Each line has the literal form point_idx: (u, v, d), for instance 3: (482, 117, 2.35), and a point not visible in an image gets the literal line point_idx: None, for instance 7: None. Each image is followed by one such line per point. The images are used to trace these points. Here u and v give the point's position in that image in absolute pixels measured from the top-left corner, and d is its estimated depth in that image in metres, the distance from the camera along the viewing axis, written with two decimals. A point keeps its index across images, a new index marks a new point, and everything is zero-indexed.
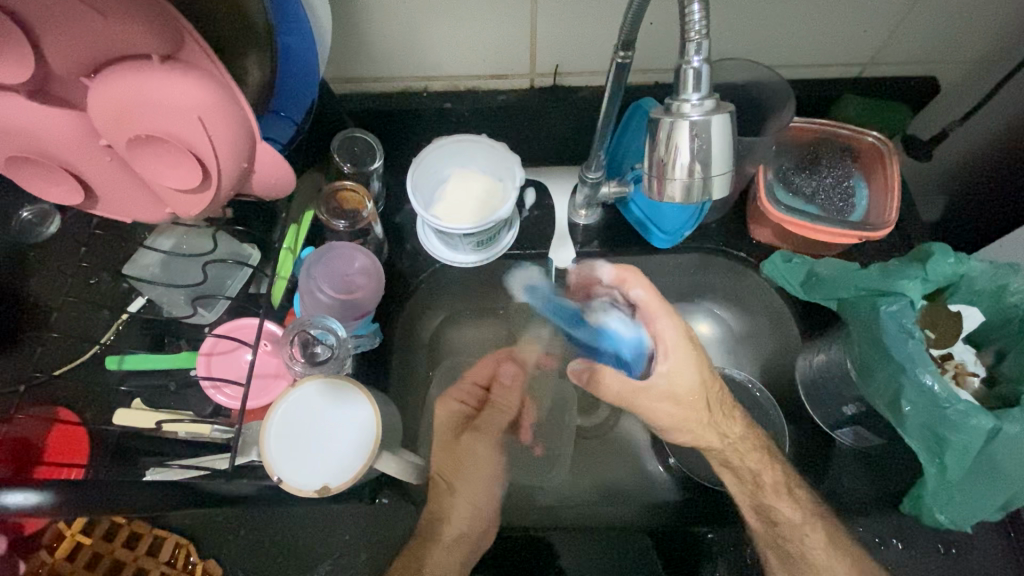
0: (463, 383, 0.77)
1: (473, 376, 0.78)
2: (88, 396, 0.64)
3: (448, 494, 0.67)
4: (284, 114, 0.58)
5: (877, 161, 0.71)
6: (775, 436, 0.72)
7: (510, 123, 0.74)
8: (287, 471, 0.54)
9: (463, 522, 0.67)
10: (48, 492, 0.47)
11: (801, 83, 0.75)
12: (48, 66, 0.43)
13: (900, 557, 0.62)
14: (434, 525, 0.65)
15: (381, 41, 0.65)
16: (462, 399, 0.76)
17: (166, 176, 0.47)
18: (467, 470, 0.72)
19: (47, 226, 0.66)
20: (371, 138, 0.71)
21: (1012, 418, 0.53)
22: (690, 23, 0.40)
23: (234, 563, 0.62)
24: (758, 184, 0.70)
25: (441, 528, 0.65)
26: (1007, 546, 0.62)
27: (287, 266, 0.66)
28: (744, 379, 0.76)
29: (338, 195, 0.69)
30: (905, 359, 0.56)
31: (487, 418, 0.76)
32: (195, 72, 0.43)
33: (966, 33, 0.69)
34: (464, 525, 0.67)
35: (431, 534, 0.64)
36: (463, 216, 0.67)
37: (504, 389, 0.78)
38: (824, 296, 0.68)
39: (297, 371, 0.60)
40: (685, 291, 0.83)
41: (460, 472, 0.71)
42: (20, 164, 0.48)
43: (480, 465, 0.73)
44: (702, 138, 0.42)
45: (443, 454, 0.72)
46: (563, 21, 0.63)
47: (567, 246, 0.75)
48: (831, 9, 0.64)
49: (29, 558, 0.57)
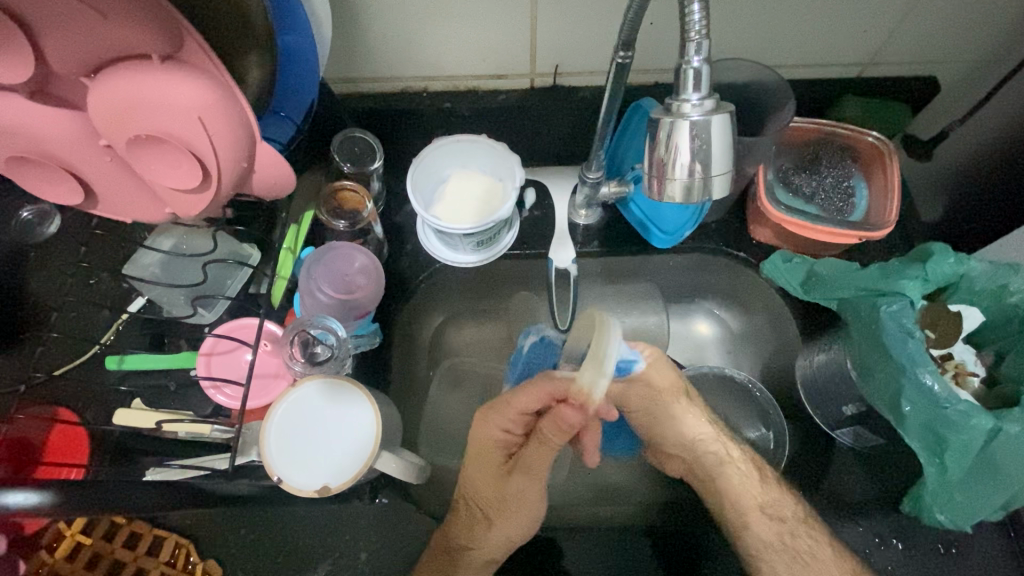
0: (509, 410, 0.65)
1: (519, 405, 0.64)
2: (88, 396, 0.64)
3: (484, 524, 0.64)
4: (283, 114, 0.58)
5: (877, 161, 0.71)
6: (776, 436, 0.72)
7: (510, 123, 0.74)
8: (288, 471, 0.54)
9: (496, 549, 0.64)
10: (48, 492, 0.47)
11: (801, 83, 0.75)
12: (48, 66, 0.43)
13: (900, 557, 0.62)
14: (460, 548, 0.63)
15: (381, 41, 0.65)
16: (507, 429, 0.67)
17: (166, 176, 0.47)
18: (508, 509, 0.65)
19: (47, 226, 0.66)
20: (371, 138, 0.70)
21: (1012, 418, 0.53)
22: (690, 23, 0.40)
23: (234, 563, 0.62)
24: (758, 183, 0.70)
25: (471, 553, 0.63)
26: (1007, 546, 0.62)
27: (287, 266, 0.66)
28: (745, 379, 0.76)
29: (338, 195, 0.69)
30: (905, 359, 0.56)
31: (530, 459, 0.65)
32: (195, 71, 0.43)
33: (966, 33, 0.69)
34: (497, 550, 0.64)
35: (453, 551, 0.62)
36: (463, 216, 0.67)
37: (557, 429, 0.61)
38: (824, 296, 0.67)
39: (297, 370, 0.60)
40: (685, 290, 0.83)
41: (501, 508, 0.65)
42: (20, 165, 0.48)
43: (523, 509, 0.65)
44: (702, 138, 0.42)
45: (483, 487, 0.66)
46: (563, 21, 0.63)
47: (567, 247, 0.73)
48: (831, 9, 0.65)
49: (29, 559, 0.57)
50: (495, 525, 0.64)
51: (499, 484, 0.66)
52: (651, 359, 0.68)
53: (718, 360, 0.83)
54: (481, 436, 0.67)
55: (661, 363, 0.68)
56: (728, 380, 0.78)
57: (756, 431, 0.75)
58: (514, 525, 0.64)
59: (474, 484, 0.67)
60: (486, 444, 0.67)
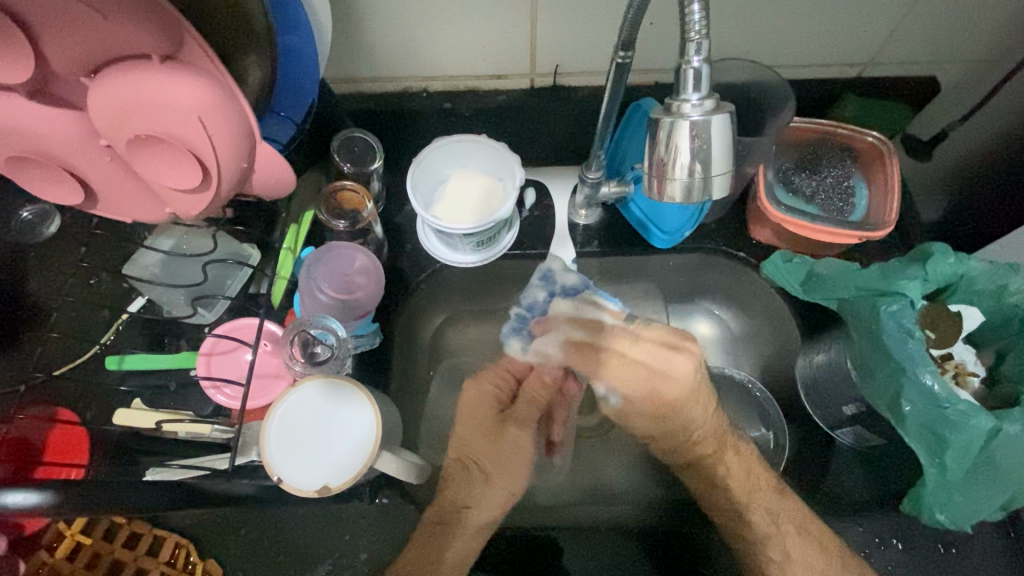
0: (498, 370, 0.74)
1: (508, 364, 0.74)
2: (88, 396, 0.64)
3: (480, 481, 0.68)
4: (284, 115, 0.58)
5: (877, 161, 0.71)
6: (777, 436, 0.73)
7: (510, 123, 0.74)
8: (288, 471, 0.54)
9: (491, 508, 0.67)
10: (48, 492, 0.47)
11: (801, 83, 0.75)
12: (49, 66, 0.43)
13: (901, 557, 0.62)
14: (457, 509, 0.65)
15: (381, 42, 0.65)
16: (498, 385, 0.73)
17: (166, 177, 0.47)
18: (505, 464, 0.69)
19: (47, 226, 0.66)
20: (371, 138, 0.70)
21: (1012, 418, 0.53)
22: (689, 23, 0.40)
23: (234, 563, 0.62)
24: (758, 183, 0.70)
25: (468, 514, 0.65)
26: (1008, 547, 0.62)
27: (287, 266, 0.66)
28: (744, 379, 0.78)
29: (338, 195, 0.69)
30: (905, 359, 0.56)
31: (523, 417, 0.71)
32: (195, 72, 0.43)
33: (966, 34, 0.69)
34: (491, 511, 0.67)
35: (451, 515, 0.64)
36: (463, 216, 0.67)
37: (540, 385, 0.72)
38: (824, 296, 0.67)
39: (297, 370, 0.60)
40: (685, 291, 0.83)
41: (496, 462, 0.69)
42: (20, 165, 0.48)
43: (514, 465, 0.70)
44: (702, 138, 0.42)
45: (479, 443, 0.70)
46: (563, 21, 0.63)
47: (567, 247, 0.75)
48: (831, 9, 0.64)
49: (29, 559, 0.57)
50: (491, 478, 0.68)
51: (493, 440, 0.70)
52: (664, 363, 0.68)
53: (718, 360, 0.82)
54: (472, 400, 0.72)
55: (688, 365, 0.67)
56: (728, 380, 0.79)
57: (754, 430, 0.75)
58: (507, 484, 0.69)
59: (466, 445, 0.70)
60: (477, 405, 0.71)
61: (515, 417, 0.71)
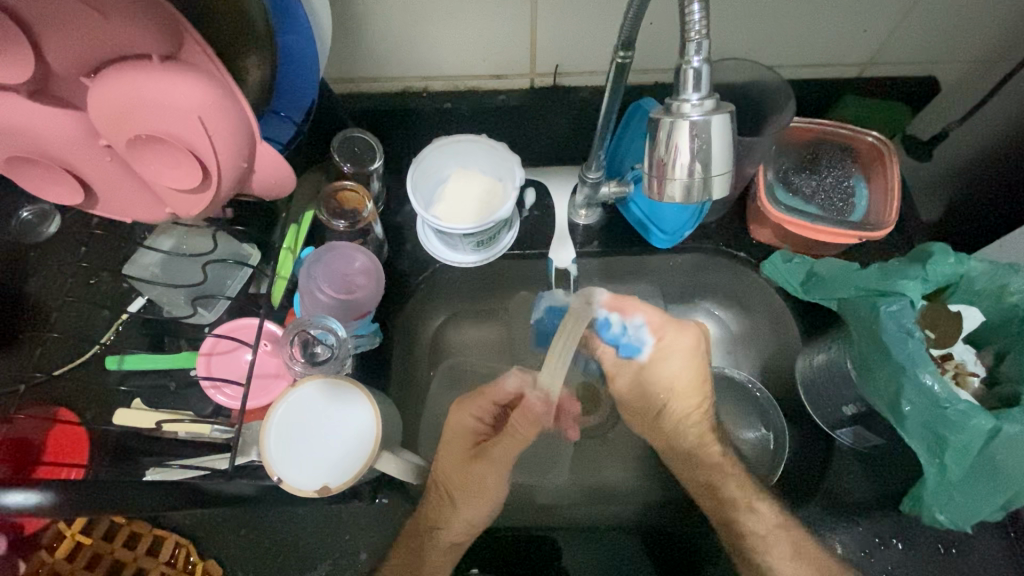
0: (482, 399, 0.71)
1: (494, 395, 0.72)
2: (88, 396, 0.64)
3: (449, 504, 0.66)
4: (284, 115, 0.58)
5: (877, 161, 0.71)
6: (776, 437, 0.73)
7: (510, 123, 0.74)
8: (288, 471, 0.54)
9: (461, 528, 0.67)
10: (48, 491, 0.47)
11: (800, 83, 0.75)
12: (49, 66, 0.43)
13: (900, 557, 0.62)
14: (429, 526, 0.65)
15: (381, 42, 0.65)
16: (480, 417, 0.71)
17: (167, 177, 0.47)
18: (473, 490, 0.68)
19: (47, 226, 0.66)
20: (371, 138, 0.70)
21: (1012, 418, 0.53)
22: (690, 23, 0.40)
23: (234, 563, 0.62)
24: (757, 183, 0.70)
25: (439, 533, 0.65)
26: (1008, 546, 0.62)
27: (287, 266, 0.66)
28: (744, 379, 0.77)
29: (339, 195, 0.69)
30: (905, 359, 0.56)
31: (499, 449, 0.70)
32: (195, 72, 0.43)
33: (966, 34, 0.69)
34: (460, 534, 0.66)
35: (424, 533, 0.64)
36: (463, 216, 0.67)
37: (527, 418, 0.71)
38: (824, 296, 0.67)
39: (297, 370, 0.60)
40: (685, 290, 0.83)
41: (466, 487, 0.68)
42: (20, 164, 0.48)
43: (484, 492, 0.68)
44: (702, 138, 0.42)
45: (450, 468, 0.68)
46: (563, 22, 0.63)
47: (567, 247, 0.74)
48: (831, 10, 0.65)
49: (29, 559, 0.57)
50: (460, 505, 0.66)
51: (463, 469, 0.69)
52: (664, 341, 0.73)
53: (718, 360, 0.82)
54: (455, 424, 0.71)
55: (687, 343, 0.72)
56: (727, 380, 0.78)
57: (753, 431, 0.76)
58: (482, 505, 0.68)
59: (443, 470, 0.68)
60: (459, 431, 0.71)
61: (490, 454, 0.70)
